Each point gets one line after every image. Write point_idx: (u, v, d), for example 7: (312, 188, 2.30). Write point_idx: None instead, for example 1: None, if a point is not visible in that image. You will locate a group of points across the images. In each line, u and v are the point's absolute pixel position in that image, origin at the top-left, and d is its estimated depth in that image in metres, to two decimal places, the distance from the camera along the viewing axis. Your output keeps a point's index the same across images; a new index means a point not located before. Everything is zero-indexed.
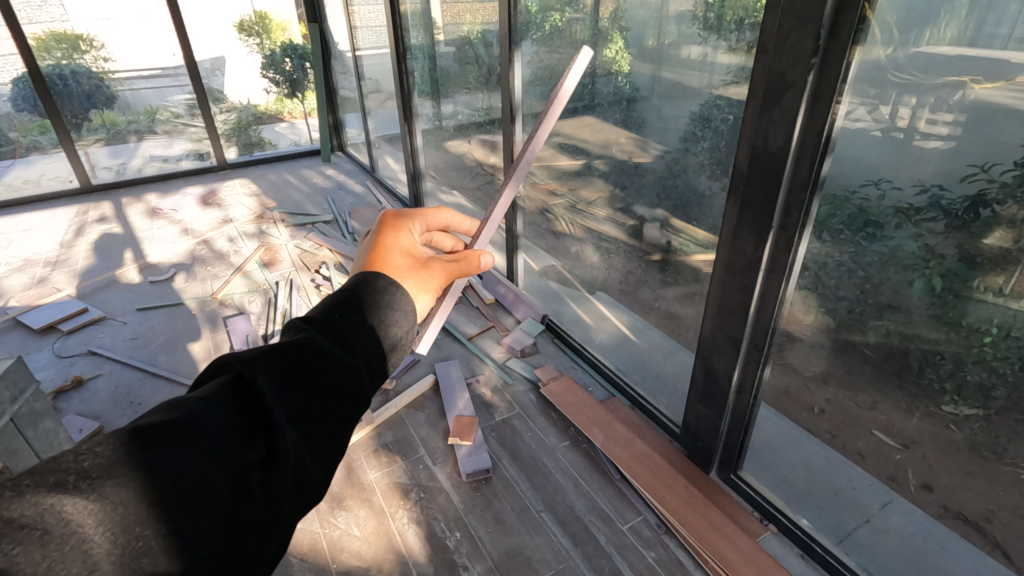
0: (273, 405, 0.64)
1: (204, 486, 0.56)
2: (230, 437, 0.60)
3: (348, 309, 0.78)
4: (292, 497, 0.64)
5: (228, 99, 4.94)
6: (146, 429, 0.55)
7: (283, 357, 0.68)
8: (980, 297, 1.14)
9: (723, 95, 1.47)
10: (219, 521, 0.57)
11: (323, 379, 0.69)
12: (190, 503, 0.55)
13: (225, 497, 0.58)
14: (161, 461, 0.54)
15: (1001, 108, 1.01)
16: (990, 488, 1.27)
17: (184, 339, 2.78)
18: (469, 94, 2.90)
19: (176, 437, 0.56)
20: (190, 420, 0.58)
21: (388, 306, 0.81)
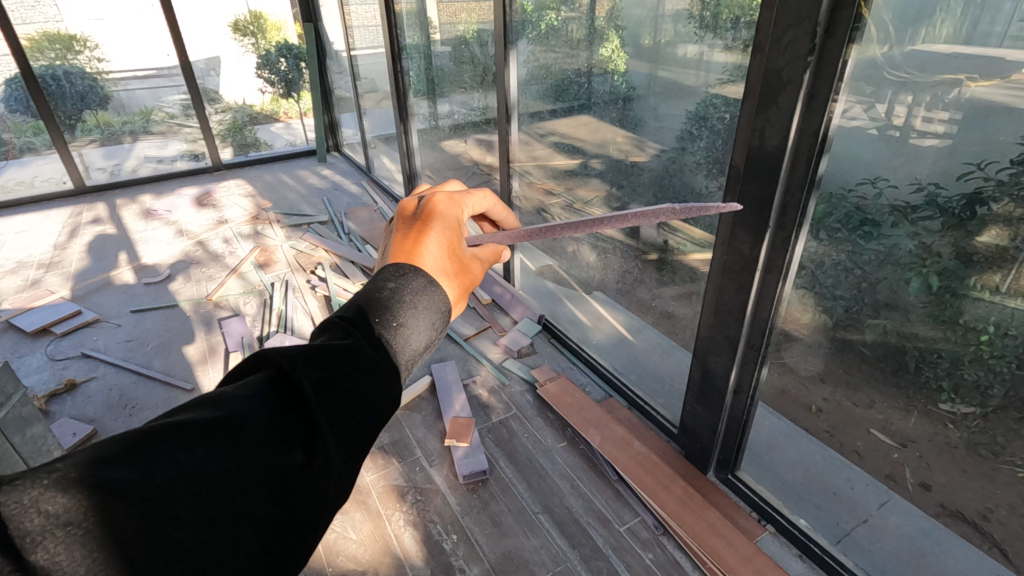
0: (314, 404, 0.62)
1: (239, 488, 0.55)
2: (268, 439, 0.58)
3: (386, 307, 0.74)
4: (330, 503, 0.60)
5: (223, 99, 4.92)
6: (186, 427, 0.55)
7: (323, 353, 0.65)
8: (976, 295, 1.14)
9: (719, 94, 1.47)
10: (257, 523, 0.55)
11: (364, 378, 0.66)
12: (225, 504, 0.53)
13: (263, 500, 0.56)
14: (197, 460, 0.54)
15: (996, 105, 1.01)
16: (988, 487, 1.26)
17: (179, 342, 2.76)
18: (465, 93, 2.89)
19: (214, 436, 0.56)
20: (230, 419, 0.58)
21: (430, 307, 0.77)
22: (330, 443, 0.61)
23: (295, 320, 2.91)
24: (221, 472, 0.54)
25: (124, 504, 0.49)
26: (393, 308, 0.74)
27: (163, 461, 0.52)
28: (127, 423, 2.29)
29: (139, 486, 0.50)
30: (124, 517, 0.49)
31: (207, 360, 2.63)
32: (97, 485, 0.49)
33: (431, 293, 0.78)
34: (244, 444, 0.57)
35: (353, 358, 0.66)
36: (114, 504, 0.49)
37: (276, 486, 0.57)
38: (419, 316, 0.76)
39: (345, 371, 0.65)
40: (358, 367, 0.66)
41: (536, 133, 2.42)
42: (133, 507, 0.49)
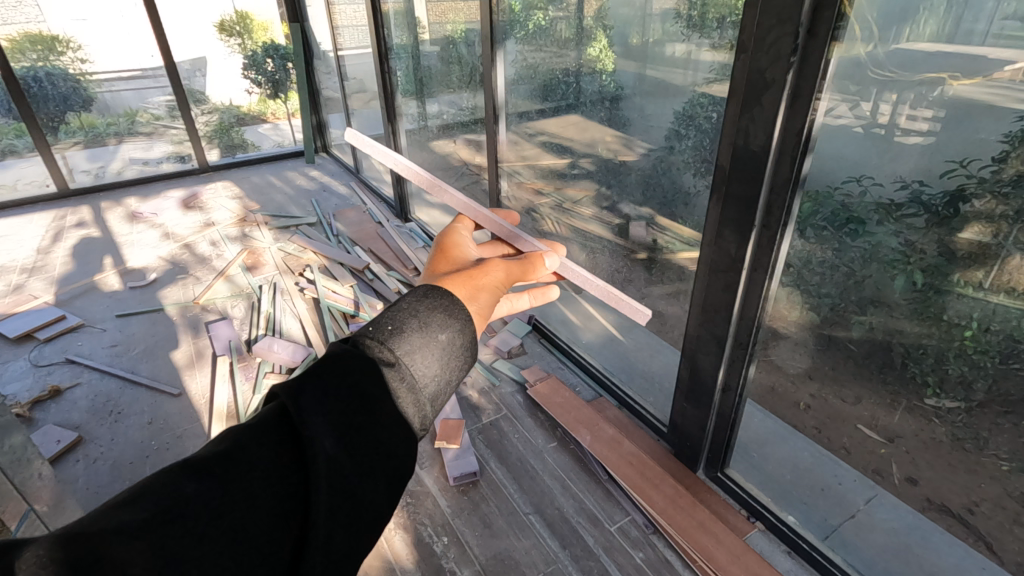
0: (308, 420, 0.57)
1: (245, 515, 0.51)
2: (272, 466, 0.55)
3: (390, 319, 0.69)
4: (340, 521, 0.55)
5: (210, 100, 4.88)
6: (189, 464, 0.53)
7: (312, 370, 0.61)
8: (960, 291, 1.15)
9: (706, 93, 1.47)
10: (268, 552, 0.51)
11: (364, 389, 0.62)
12: (233, 532, 0.50)
13: (272, 526, 0.52)
14: (199, 491, 0.51)
15: (978, 103, 1.02)
16: (973, 480, 1.28)
17: (166, 346, 2.74)
18: (453, 93, 2.88)
19: (217, 467, 0.53)
20: (232, 450, 0.55)
21: (435, 312, 0.72)
22: (328, 458, 0.56)
23: (283, 323, 2.89)
24: (225, 501, 0.51)
25: (128, 544, 0.45)
26: (396, 316, 0.69)
27: (168, 496, 0.49)
28: (113, 430, 2.26)
29: (144, 525, 0.47)
30: (129, 557, 0.45)
31: (194, 364, 2.61)
32: (100, 530, 0.46)
33: (433, 298, 0.73)
34: (245, 471, 0.54)
35: (343, 372, 0.61)
36: (117, 547, 0.45)
37: (282, 511, 0.53)
38: (422, 320, 0.70)
39: (337, 385, 0.60)
40: (354, 379, 0.61)
41: (525, 132, 2.42)
42: (141, 545, 0.46)
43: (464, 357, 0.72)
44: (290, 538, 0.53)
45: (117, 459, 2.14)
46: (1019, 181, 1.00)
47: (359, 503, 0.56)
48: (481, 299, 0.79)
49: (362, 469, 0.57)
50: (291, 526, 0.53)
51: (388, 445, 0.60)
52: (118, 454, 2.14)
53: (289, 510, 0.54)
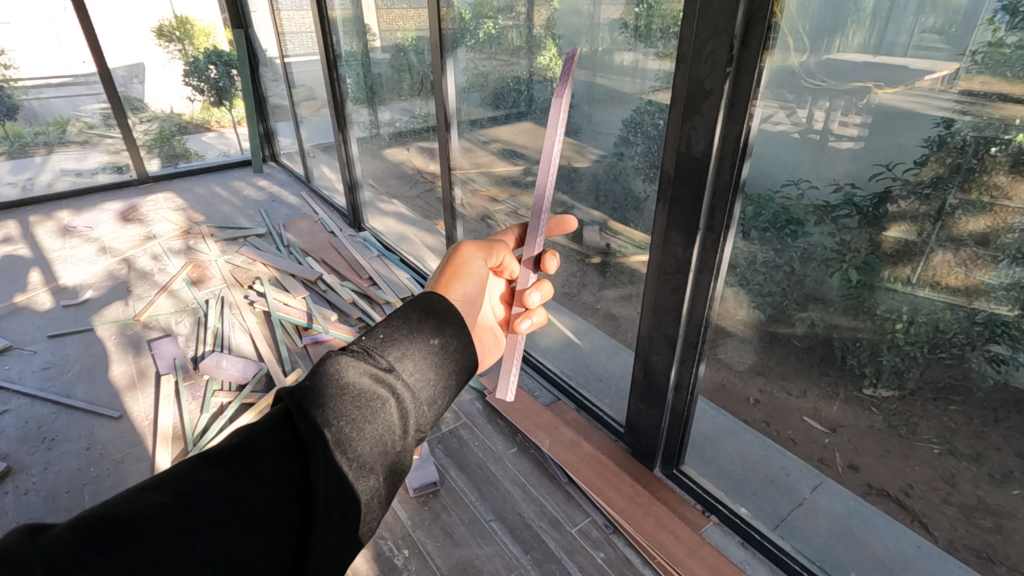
0: (310, 416, 0.62)
1: (256, 501, 0.57)
2: (278, 458, 0.60)
3: (383, 329, 0.75)
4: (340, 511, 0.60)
5: (148, 108, 4.69)
6: (208, 456, 0.59)
7: (308, 376, 0.67)
8: (890, 286, 1.22)
9: (652, 101, 1.52)
10: (279, 538, 0.56)
11: (353, 391, 0.66)
12: (244, 517, 0.55)
13: (280, 514, 0.57)
14: (214, 480, 0.56)
15: (901, 111, 1.09)
16: (907, 464, 1.35)
17: (104, 366, 2.60)
18: (405, 101, 2.87)
19: (230, 459, 0.59)
20: (243, 444, 0.60)
21: (425, 319, 0.77)
22: (329, 454, 0.61)
23: (232, 338, 2.80)
24: (237, 490, 0.57)
25: (150, 523, 0.51)
26: (389, 324, 0.75)
27: (187, 485, 0.55)
28: (47, 457, 2.13)
29: (167, 508, 0.53)
30: (150, 535, 0.50)
31: (136, 385, 2.48)
32: (126, 513, 0.51)
33: (424, 300, 0.80)
34: (253, 465, 0.59)
35: (339, 375, 0.67)
36: (142, 525, 0.51)
37: (290, 502, 0.58)
38: (416, 326, 0.76)
39: (335, 386, 0.65)
40: (352, 380, 0.67)
41: (478, 140, 2.44)
42: (161, 525, 0.51)
43: (457, 360, 0.77)
44: (297, 526, 0.58)
45: (51, 489, 2.01)
46: (937, 183, 1.08)
47: (355, 494, 0.62)
48: (454, 283, 0.92)
49: (357, 463, 0.63)
50: (297, 516, 0.58)
51: (385, 438, 0.66)
52: (52, 483, 2.02)
53: (295, 498, 0.59)
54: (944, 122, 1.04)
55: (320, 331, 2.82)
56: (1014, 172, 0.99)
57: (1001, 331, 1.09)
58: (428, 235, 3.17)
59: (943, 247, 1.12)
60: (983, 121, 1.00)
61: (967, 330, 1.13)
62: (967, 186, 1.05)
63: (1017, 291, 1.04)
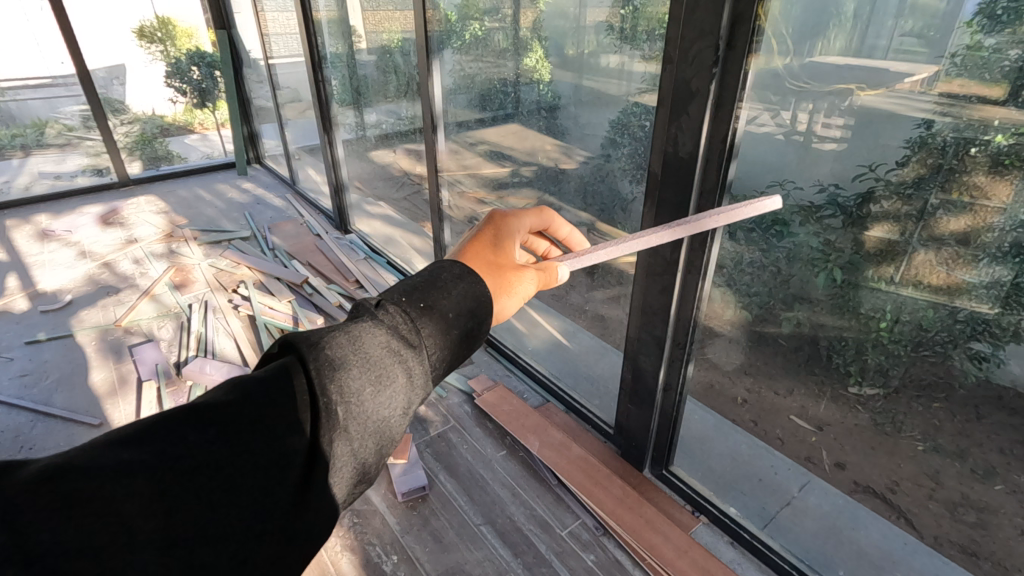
0: (326, 388, 0.60)
1: (245, 469, 0.53)
2: (276, 421, 0.56)
3: (420, 295, 0.71)
4: (341, 485, 0.60)
5: (130, 110, 4.62)
6: (198, 412, 0.55)
7: (329, 337, 0.64)
8: (873, 285, 1.23)
9: (639, 103, 1.52)
10: (265, 509, 0.53)
11: (370, 364, 0.63)
12: (229, 486, 0.52)
13: (271, 486, 0.54)
14: (202, 441, 0.52)
15: (883, 113, 1.10)
16: (893, 462, 1.37)
17: (84, 373, 2.54)
18: (391, 103, 2.85)
19: (221, 417, 0.55)
20: (239, 405, 0.56)
21: (467, 296, 0.73)
22: (336, 431, 0.60)
23: (216, 342, 2.76)
24: (227, 453, 0.53)
25: (127, 485, 0.47)
26: (428, 293, 0.71)
27: (171, 443, 0.51)
28: None
29: (149, 467, 0.49)
30: (125, 498, 0.47)
31: (117, 392, 2.44)
32: (100, 468, 0.47)
33: (468, 281, 0.74)
34: (248, 428, 0.55)
35: (360, 343, 0.64)
36: (117, 485, 0.47)
37: (282, 473, 0.55)
38: (455, 301, 0.72)
39: (354, 355, 0.63)
40: (375, 354, 0.64)
41: (465, 141, 2.43)
42: (138, 489, 0.47)
43: (476, 345, 0.74)
44: (288, 499, 0.55)
45: None
46: (919, 183, 1.09)
47: (356, 472, 0.61)
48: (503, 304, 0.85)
49: (362, 442, 0.61)
50: (290, 486, 0.55)
51: (393, 419, 0.64)
52: None
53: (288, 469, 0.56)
54: (925, 123, 1.05)
55: None
56: (993, 172, 1.00)
57: (982, 329, 1.10)
58: (415, 238, 3.15)
59: (925, 246, 1.13)
60: (963, 122, 1.01)
61: (949, 328, 1.15)
62: (948, 185, 1.06)
63: (997, 290, 1.06)
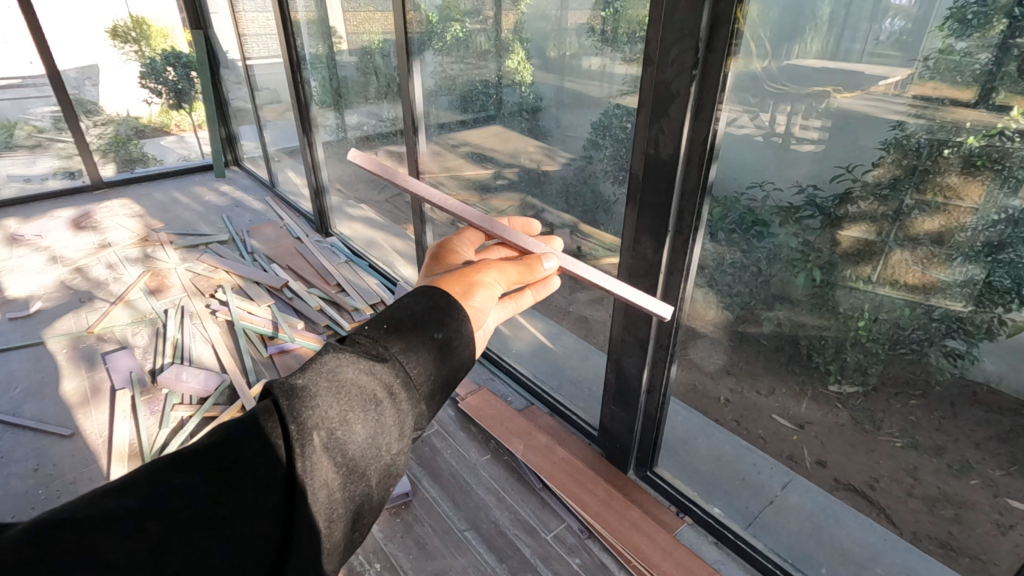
0: (299, 416, 0.58)
1: (230, 508, 0.54)
2: (258, 459, 0.56)
3: (384, 318, 0.69)
4: (331, 517, 0.58)
5: (103, 111, 4.51)
6: (181, 457, 0.55)
7: (302, 372, 0.62)
8: (852, 285, 1.25)
9: (621, 104, 1.52)
10: (253, 548, 0.54)
11: (350, 389, 0.61)
12: (216, 525, 0.52)
13: (259, 522, 0.55)
14: (186, 483, 0.53)
15: (859, 115, 1.11)
16: (872, 457, 1.38)
17: (55, 382, 2.47)
18: (372, 105, 2.82)
19: (206, 459, 0.55)
20: (221, 445, 0.57)
21: (436, 307, 0.71)
22: (319, 461, 0.58)
23: (193, 348, 2.70)
24: (211, 494, 0.53)
25: (113, 534, 0.48)
26: (391, 314, 0.69)
27: (156, 487, 0.52)
28: None
29: (133, 513, 0.50)
30: (111, 545, 0.47)
31: (90, 401, 2.37)
32: (86, 518, 0.48)
33: (429, 296, 0.73)
34: (231, 467, 0.55)
35: (335, 371, 0.62)
36: (105, 535, 0.47)
37: (263, 510, 0.55)
38: (421, 317, 0.69)
39: (330, 384, 0.61)
40: (347, 376, 0.62)
41: (447, 143, 2.41)
42: (125, 536, 0.48)
43: (460, 355, 0.71)
44: (275, 532, 0.55)
45: None
46: (895, 184, 1.11)
47: (344, 500, 0.59)
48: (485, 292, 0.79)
49: (348, 468, 0.59)
50: (277, 520, 0.55)
51: (380, 441, 0.61)
52: None
53: (272, 507, 0.55)
54: (899, 125, 1.07)
55: (286, 340, 2.75)
56: (966, 173, 1.02)
57: (957, 327, 1.12)
58: (398, 240, 3.12)
59: (901, 247, 1.15)
60: (936, 123, 1.02)
61: (925, 326, 1.17)
62: (923, 186, 1.08)
63: (971, 288, 1.08)
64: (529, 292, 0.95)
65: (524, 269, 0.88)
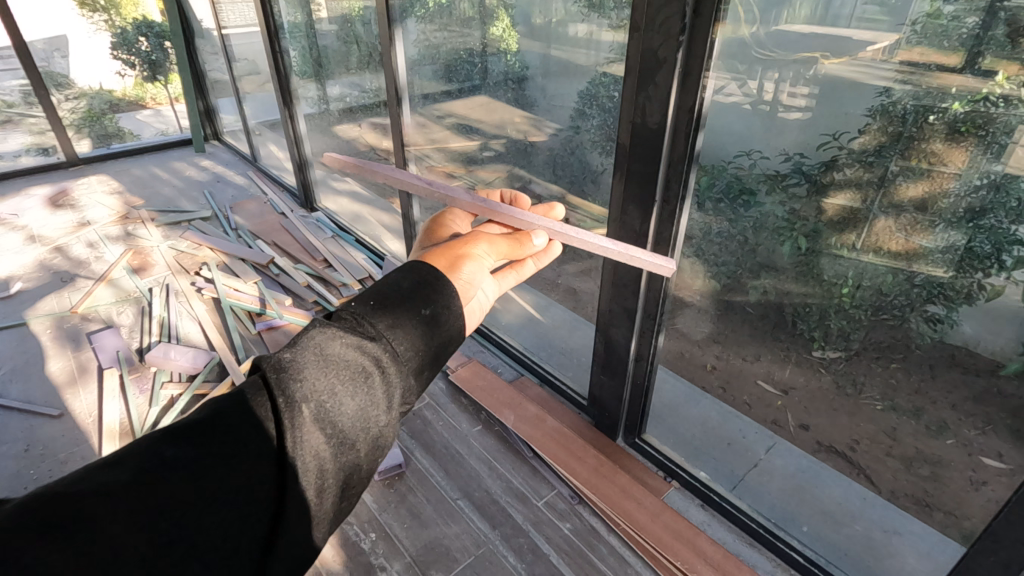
0: (287, 389, 0.59)
1: (223, 478, 0.54)
2: (249, 432, 0.57)
3: (372, 294, 0.69)
4: (324, 488, 0.59)
5: (74, 84, 4.35)
6: (172, 432, 0.56)
7: (291, 348, 0.63)
8: (837, 253, 1.26)
9: (607, 73, 1.50)
10: (247, 515, 0.54)
11: (338, 362, 0.61)
12: (209, 494, 0.53)
13: (252, 490, 0.55)
14: (179, 455, 0.54)
15: (846, 81, 1.11)
16: (853, 419, 1.42)
17: (41, 363, 2.45)
18: (354, 75, 2.75)
19: (197, 434, 0.56)
20: (212, 418, 0.57)
21: (422, 281, 0.71)
22: (308, 431, 0.58)
23: (180, 326, 2.68)
24: (203, 466, 0.54)
25: (108, 504, 0.48)
26: (377, 289, 0.70)
27: (149, 460, 0.52)
28: None
29: (127, 485, 0.50)
30: (106, 515, 0.48)
31: (77, 381, 2.36)
32: (82, 491, 0.49)
33: (416, 269, 0.73)
34: (222, 440, 0.56)
35: (322, 347, 0.62)
36: (100, 506, 0.48)
37: (255, 479, 0.55)
38: (408, 292, 0.69)
39: (317, 358, 0.61)
40: (334, 349, 0.62)
41: (432, 114, 2.37)
42: (120, 505, 0.49)
43: (448, 328, 0.71)
44: (268, 502, 0.56)
45: None
46: (880, 151, 1.12)
47: (334, 470, 0.60)
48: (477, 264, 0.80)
49: (338, 438, 0.60)
50: (269, 490, 0.56)
51: (369, 413, 0.62)
52: None
53: (264, 477, 0.56)
54: (885, 91, 1.07)
55: (274, 317, 2.74)
56: (950, 139, 1.03)
57: (937, 292, 1.14)
58: (384, 214, 3.09)
59: (885, 214, 1.16)
60: (922, 89, 1.02)
61: (906, 292, 1.19)
62: (907, 153, 1.09)
63: (952, 254, 1.10)
64: (531, 260, 0.98)
65: (516, 238, 0.90)
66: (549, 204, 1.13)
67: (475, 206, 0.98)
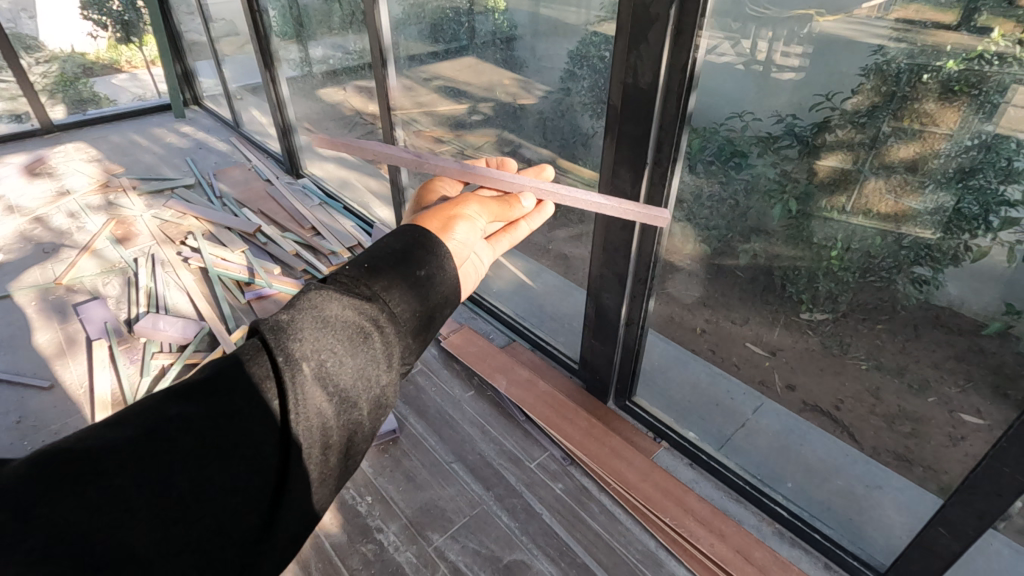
0: (287, 348, 0.58)
1: (226, 438, 0.54)
2: (250, 393, 0.56)
3: (366, 258, 0.69)
4: (329, 447, 0.59)
5: (45, 47, 4.15)
6: (175, 392, 0.56)
7: (288, 309, 0.62)
8: (828, 214, 1.27)
9: (598, 32, 1.46)
10: (252, 475, 0.54)
11: (337, 323, 0.61)
12: (213, 454, 0.53)
13: (255, 451, 0.55)
14: (182, 415, 0.53)
15: (840, 39, 1.09)
16: (839, 380, 1.45)
17: (28, 335, 2.42)
18: (337, 36, 2.66)
19: (199, 394, 0.56)
20: (213, 379, 0.57)
21: (415, 245, 0.71)
22: (311, 389, 0.58)
23: (168, 296, 2.66)
24: (206, 426, 0.54)
25: (112, 464, 0.49)
26: (371, 253, 0.69)
27: (152, 421, 0.52)
28: None
29: (131, 444, 0.50)
30: (111, 474, 0.48)
31: (66, 352, 2.34)
32: (87, 450, 0.49)
33: (408, 233, 0.72)
34: (224, 401, 0.56)
35: (320, 308, 0.62)
36: (105, 466, 0.49)
37: (259, 439, 0.55)
38: (401, 255, 0.69)
39: (316, 319, 0.61)
40: (331, 311, 0.62)
41: (418, 77, 2.30)
42: (124, 464, 0.49)
43: (442, 290, 0.71)
44: (271, 462, 0.56)
45: None
46: (873, 112, 1.10)
47: (337, 428, 0.60)
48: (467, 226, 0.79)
49: (340, 397, 0.59)
50: (273, 451, 0.56)
51: (369, 372, 0.62)
52: None
53: (267, 438, 0.56)
54: (879, 50, 1.05)
55: (264, 286, 2.72)
56: (944, 98, 1.02)
57: (925, 254, 1.15)
58: (372, 181, 3.04)
59: (876, 174, 1.16)
60: (917, 47, 1.01)
61: (895, 253, 1.19)
62: (900, 113, 1.07)
63: (941, 215, 1.10)
64: (523, 223, 0.96)
65: (506, 201, 0.89)
66: (539, 168, 1.11)
67: (464, 173, 0.97)
